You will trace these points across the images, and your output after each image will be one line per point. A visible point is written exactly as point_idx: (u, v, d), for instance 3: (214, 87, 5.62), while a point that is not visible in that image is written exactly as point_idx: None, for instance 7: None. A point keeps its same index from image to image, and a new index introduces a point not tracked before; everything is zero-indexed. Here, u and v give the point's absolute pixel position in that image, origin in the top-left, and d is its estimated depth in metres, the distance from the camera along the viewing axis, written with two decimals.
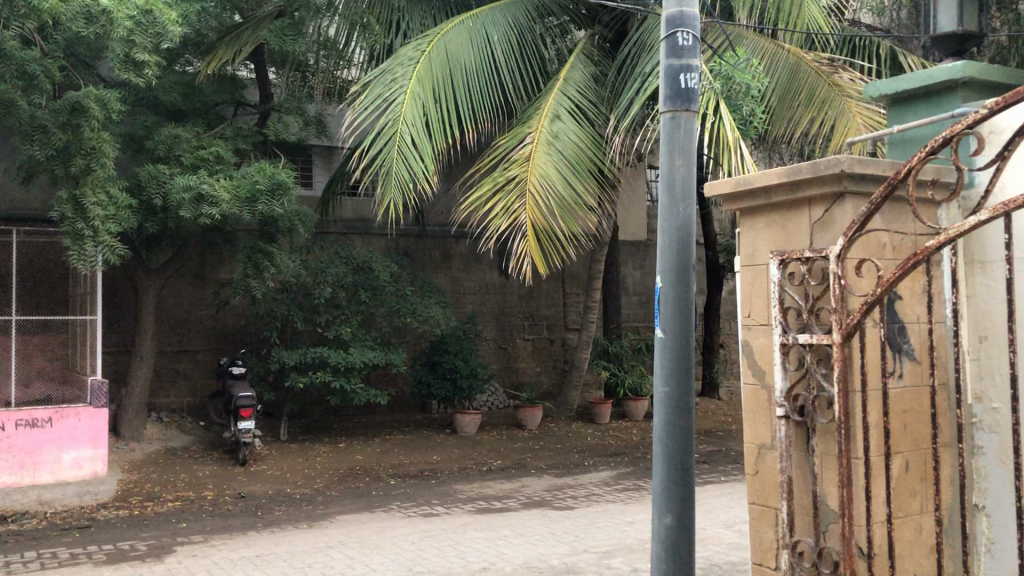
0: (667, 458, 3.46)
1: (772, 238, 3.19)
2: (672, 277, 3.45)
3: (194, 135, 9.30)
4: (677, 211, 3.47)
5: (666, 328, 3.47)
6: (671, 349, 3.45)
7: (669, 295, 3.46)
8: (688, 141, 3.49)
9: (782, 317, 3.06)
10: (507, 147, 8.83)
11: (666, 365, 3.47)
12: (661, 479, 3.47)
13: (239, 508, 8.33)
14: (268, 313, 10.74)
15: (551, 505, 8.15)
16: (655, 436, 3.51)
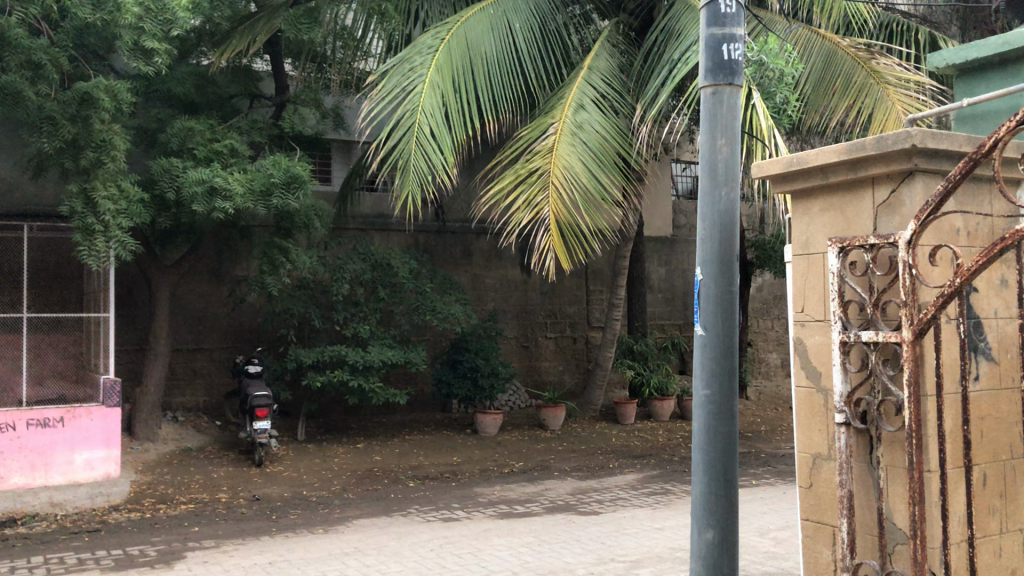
0: (707, 468, 3.15)
1: (830, 223, 3.11)
2: (714, 267, 3.14)
3: (208, 127, 9.07)
4: (718, 195, 3.17)
5: (706, 324, 3.15)
6: (713, 347, 3.14)
7: (710, 288, 3.15)
8: (731, 117, 3.18)
9: (842, 312, 2.85)
10: (529, 137, 8.54)
11: (705, 366, 3.16)
12: (701, 492, 3.16)
13: (254, 511, 8.08)
14: (285, 311, 10.51)
15: (576, 510, 7.85)
16: (695, 443, 3.19)
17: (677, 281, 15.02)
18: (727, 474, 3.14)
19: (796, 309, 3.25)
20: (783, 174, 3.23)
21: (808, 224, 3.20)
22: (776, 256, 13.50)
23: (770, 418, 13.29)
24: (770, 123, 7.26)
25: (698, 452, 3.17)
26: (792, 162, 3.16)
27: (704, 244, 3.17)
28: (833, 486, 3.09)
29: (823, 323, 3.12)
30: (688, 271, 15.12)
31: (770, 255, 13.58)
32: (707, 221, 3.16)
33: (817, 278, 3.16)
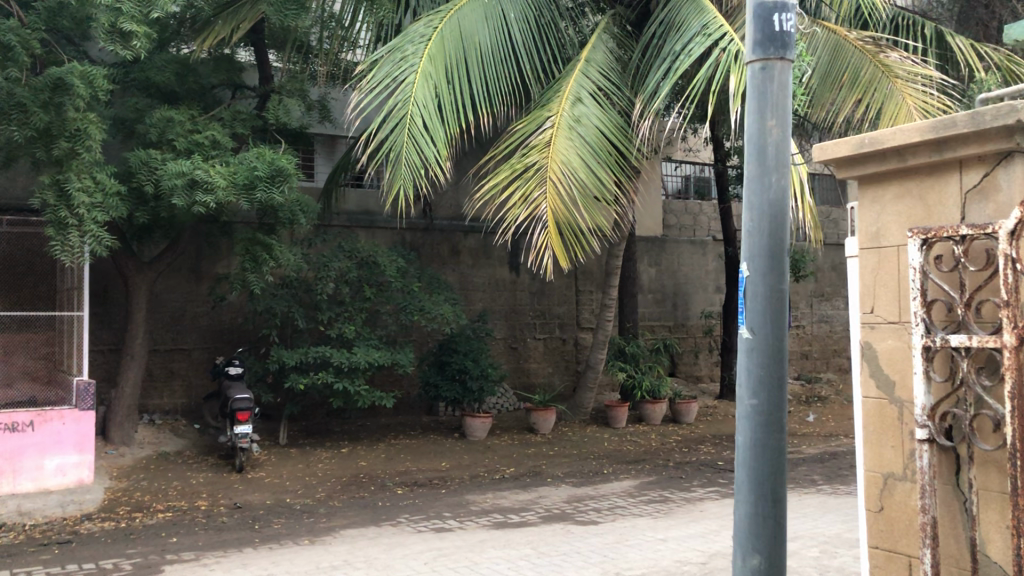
0: (753, 486, 2.86)
1: (905, 210, 3.32)
2: (765, 262, 2.90)
3: (189, 118, 8.68)
4: (768, 181, 2.94)
5: (753, 325, 2.89)
6: (761, 350, 2.87)
7: (759, 285, 2.90)
8: (782, 97, 2.99)
9: (926, 311, 3.07)
10: (525, 131, 8.21)
11: (753, 373, 2.88)
12: (747, 515, 2.87)
13: (234, 520, 7.68)
14: (267, 310, 10.11)
15: (573, 519, 7.53)
16: (738, 459, 2.91)
17: (668, 282, 14.77)
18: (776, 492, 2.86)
19: (865, 309, 3.46)
20: (850, 157, 3.45)
21: (881, 207, 3.42)
22: None
23: None
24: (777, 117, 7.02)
25: (743, 467, 2.89)
26: (860, 144, 3.38)
27: (753, 235, 2.93)
28: (908, 507, 3.32)
29: (896, 325, 3.32)
30: (679, 272, 14.88)
31: None
32: (757, 211, 2.93)
33: (889, 276, 3.37)
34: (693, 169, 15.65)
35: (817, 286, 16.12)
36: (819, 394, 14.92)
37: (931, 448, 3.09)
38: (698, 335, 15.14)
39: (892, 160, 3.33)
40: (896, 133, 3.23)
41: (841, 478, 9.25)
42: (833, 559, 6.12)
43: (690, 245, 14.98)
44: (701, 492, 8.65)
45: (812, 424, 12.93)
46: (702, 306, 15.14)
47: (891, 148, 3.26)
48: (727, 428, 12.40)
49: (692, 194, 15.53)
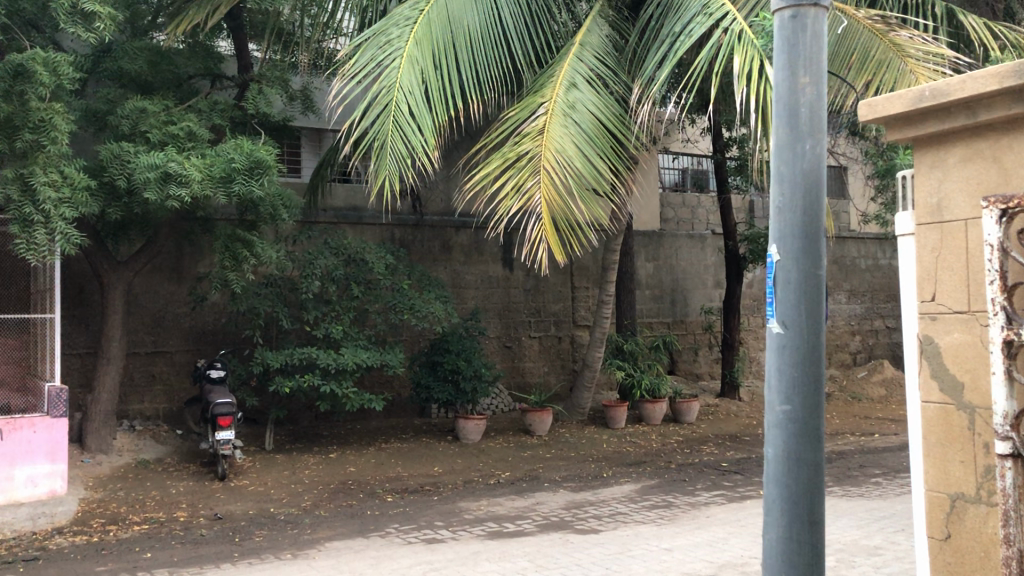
0: (785, 496, 2.80)
1: (973, 172, 3.25)
2: (799, 254, 2.82)
3: (163, 108, 8.25)
4: (802, 148, 2.87)
5: (785, 320, 2.82)
6: (793, 350, 2.80)
7: (792, 275, 2.83)
8: (816, 48, 2.91)
9: (1006, 301, 2.83)
10: (518, 119, 7.82)
11: (786, 377, 2.81)
12: (780, 535, 2.80)
13: (214, 533, 7.25)
14: (250, 310, 9.66)
15: (573, 527, 7.12)
16: (771, 472, 2.85)
17: (666, 277, 14.37)
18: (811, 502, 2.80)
19: (928, 296, 3.39)
20: (908, 113, 3.41)
21: (944, 172, 3.36)
22: None
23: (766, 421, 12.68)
24: None
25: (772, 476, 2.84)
26: (920, 97, 3.34)
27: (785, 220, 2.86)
28: (978, 525, 3.24)
29: (964, 314, 3.26)
30: (677, 267, 14.50)
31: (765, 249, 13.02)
32: (788, 196, 2.86)
33: (952, 259, 3.30)
34: (690, 161, 15.25)
35: None
36: None
37: (1015, 465, 2.83)
38: (697, 332, 14.75)
39: (957, 115, 3.26)
40: (963, 82, 3.16)
41: (852, 478, 8.88)
42: (853, 568, 5.72)
43: (688, 239, 14.60)
44: (707, 496, 8.24)
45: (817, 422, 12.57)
46: (701, 302, 14.76)
47: (956, 98, 3.20)
48: (729, 428, 12.03)
49: (689, 187, 15.15)
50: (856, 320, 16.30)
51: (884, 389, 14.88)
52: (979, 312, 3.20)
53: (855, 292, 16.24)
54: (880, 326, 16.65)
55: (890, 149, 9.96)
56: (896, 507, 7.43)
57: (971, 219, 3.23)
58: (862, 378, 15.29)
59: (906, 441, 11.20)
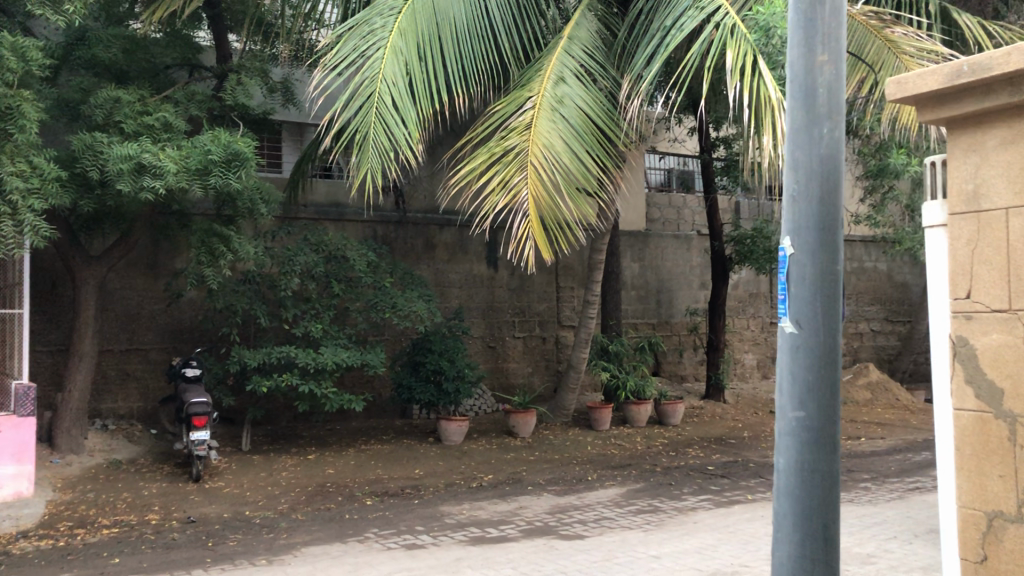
0: (797, 475, 3.12)
1: (1015, 154, 3.20)
2: (813, 246, 3.14)
3: (139, 98, 7.99)
4: (820, 133, 3.20)
5: (799, 320, 3.15)
6: (808, 351, 3.13)
7: (806, 267, 3.15)
8: (834, 45, 3.22)
9: None
10: (504, 113, 7.61)
11: (800, 378, 3.14)
12: (792, 522, 3.13)
13: (186, 537, 7.00)
14: (227, 308, 9.41)
15: (558, 533, 6.92)
16: (788, 465, 3.16)
17: (651, 277, 14.22)
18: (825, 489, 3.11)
19: (965, 293, 3.36)
20: (944, 90, 3.37)
21: (980, 159, 3.33)
22: (759, 250, 12.79)
23: (752, 424, 12.55)
24: (778, 97, 6.56)
25: (782, 455, 3.18)
26: (959, 72, 3.30)
27: (799, 213, 3.18)
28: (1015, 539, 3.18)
29: (1004, 314, 3.21)
30: (663, 267, 14.34)
31: (751, 250, 12.87)
32: (805, 189, 3.19)
33: (991, 255, 3.27)
34: (676, 161, 15.10)
35: None
36: None
37: None
38: (682, 333, 14.60)
39: (999, 91, 3.20)
40: (1008, 56, 3.12)
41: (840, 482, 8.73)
42: None
43: (674, 240, 14.45)
44: (694, 500, 8.06)
45: None
46: (686, 303, 14.61)
47: (999, 73, 3.14)
48: (714, 431, 11.89)
49: (675, 187, 14.99)
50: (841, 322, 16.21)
51: (870, 392, 14.70)
52: (1020, 311, 3.16)
53: None
54: (865, 329, 16.57)
55: (881, 149, 9.84)
56: (888, 513, 7.29)
57: (1014, 208, 3.19)
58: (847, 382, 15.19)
59: (893, 444, 11.08)
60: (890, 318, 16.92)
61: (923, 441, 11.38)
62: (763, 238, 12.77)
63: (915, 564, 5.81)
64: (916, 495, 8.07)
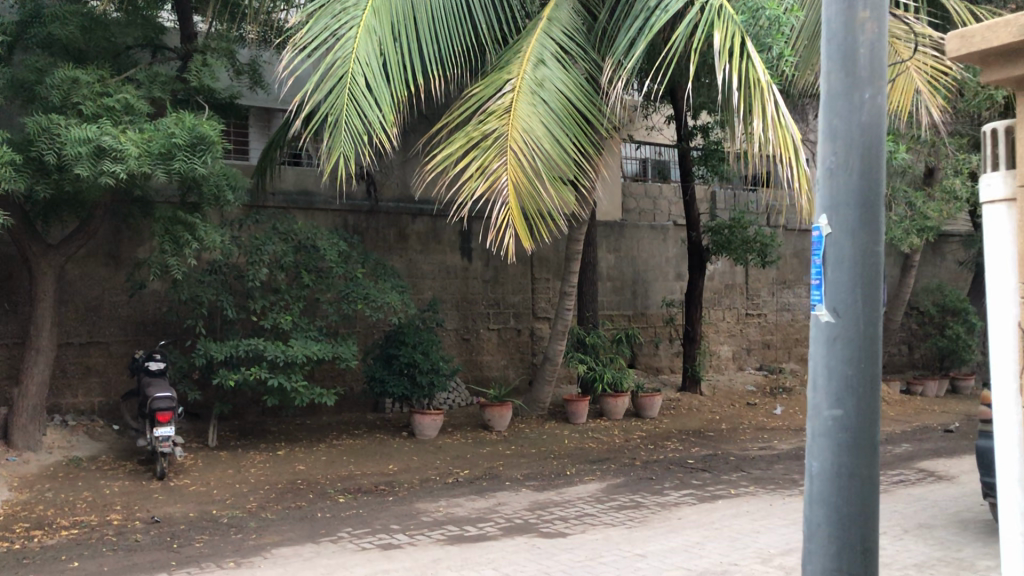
0: (835, 481, 3.04)
1: None
2: (854, 226, 3.08)
3: (98, 79, 7.61)
4: (860, 98, 3.14)
5: (838, 310, 3.07)
6: (845, 347, 3.06)
7: (846, 250, 3.08)
8: (874, 20, 3.14)
9: None
10: (482, 96, 7.34)
11: (837, 375, 3.06)
12: (826, 523, 3.06)
13: (149, 539, 6.67)
14: (192, 299, 9.06)
15: (539, 531, 6.68)
16: (824, 465, 3.08)
17: (627, 268, 14.04)
18: (863, 488, 3.03)
19: None
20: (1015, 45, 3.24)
21: None
22: (736, 241, 12.62)
23: (729, 416, 12.42)
24: (767, 79, 6.35)
25: (817, 460, 3.10)
26: None
27: (835, 190, 3.12)
28: None
29: None
30: (639, 258, 14.17)
31: (729, 240, 12.68)
32: (844, 163, 3.12)
33: None
34: (651, 151, 14.90)
35: (778, 274, 15.76)
36: (782, 383, 14.55)
37: None
38: (658, 325, 14.44)
39: None
40: None
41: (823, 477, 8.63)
42: None
43: (650, 230, 14.26)
44: (676, 495, 7.86)
45: (781, 418, 12.36)
46: (662, 295, 14.45)
47: None
48: (692, 423, 11.73)
49: (650, 177, 14.78)
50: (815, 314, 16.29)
51: None
52: None
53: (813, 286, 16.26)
54: None
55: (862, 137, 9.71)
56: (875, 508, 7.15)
57: None
58: None
59: None
60: None
61: (902, 433, 11.31)
62: (741, 228, 12.60)
63: (908, 560, 5.65)
64: (900, 489, 7.97)
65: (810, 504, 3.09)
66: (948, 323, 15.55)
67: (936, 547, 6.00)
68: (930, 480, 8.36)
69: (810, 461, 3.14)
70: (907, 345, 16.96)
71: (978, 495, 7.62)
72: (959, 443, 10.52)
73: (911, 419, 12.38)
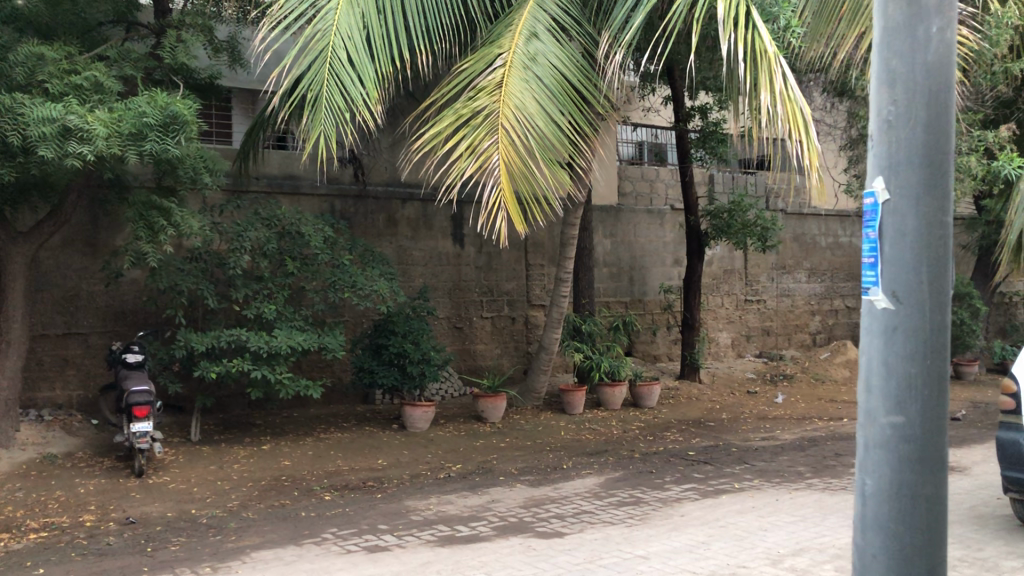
0: (893, 503, 2.57)
1: None
2: (918, 190, 2.56)
3: (64, 55, 7.20)
4: (926, 32, 2.59)
5: (901, 292, 2.56)
6: (907, 340, 2.55)
7: (909, 221, 2.56)
8: None
9: None
10: (472, 71, 6.97)
11: (897, 373, 2.56)
12: (885, 551, 2.58)
13: (122, 542, 6.30)
14: (171, 288, 8.66)
15: (533, 530, 6.32)
16: (882, 484, 2.59)
17: (624, 254, 13.68)
18: (928, 510, 2.55)
19: None
20: None
21: None
22: (736, 224, 12.24)
23: (729, 405, 12.08)
24: (774, 50, 5.97)
25: (871, 478, 2.62)
26: None
27: (896, 146, 2.59)
28: None
29: None
30: (635, 243, 13.80)
31: (728, 224, 12.31)
32: (906, 113, 2.59)
33: None
34: (648, 133, 14.55)
35: (779, 259, 15.40)
36: (782, 370, 14.22)
37: None
38: (655, 312, 14.09)
39: None
40: None
41: (831, 470, 8.31)
42: None
43: (647, 214, 13.87)
44: (678, 490, 7.50)
45: (783, 407, 12.04)
46: (660, 281, 14.08)
47: None
48: (692, 413, 11.39)
49: (647, 160, 14.46)
50: (815, 299, 15.99)
51: (848, 371, 14.28)
52: None
53: (814, 270, 15.92)
54: (838, 306, 16.34)
55: None
56: None
57: None
58: (825, 359, 14.74)
59: None
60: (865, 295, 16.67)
61: None
62: (741, 210, 12.22)
63: None
64: None
65: (866, 530, 2.61)
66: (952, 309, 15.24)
67: (956, 546, 5.67)
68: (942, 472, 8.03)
69: (862, 477, 2.66)
70: None
71: (993, 488, 7.29)
72: (968, 432, 10.20)
73: None
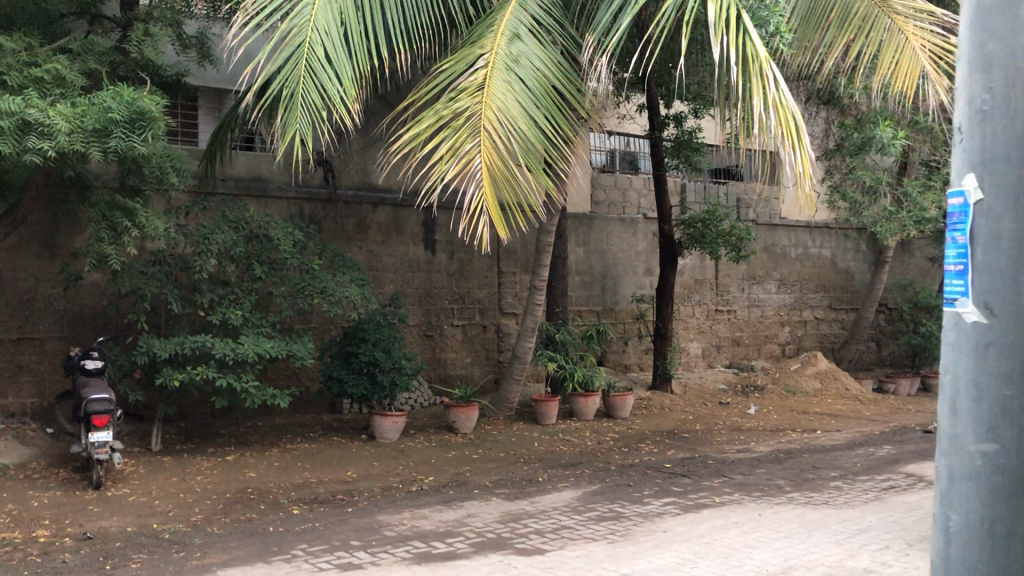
0: (984, 542, 2.39)
1: None
2: (1015, 189, 2.38)
3: (25, 47, 6.87)
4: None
5: (999, 310, 2.38)
6: (1006, 362, 2.36)
7: (1006, 225, 2.38)
8: None
9: None
10: (452, 72, 6.77)
11: (997, 401, 2.37)
12: None
13: (80, 559, 5.97)
14: (134, 293, 8.34)
15: (513, 547, 6.10)
16: (972, 521, 2.41)
17: (596, 262, 13.54)
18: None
19: None
20: None
21: None
22: (711, 233, 12.14)
23: (702, 416, 11.96)
24: (766, 54, 5.85)
25: (957, 512, 2.44)
26: None
27: (992, 140, 2.42)
28: None
29: None
30: (608, 252, 13.66)
31: (703, 233, 12.20)
32: (1004, 104, 2.41)
33: None
34: (620, 141, 14.25)
35: (749, 269, 15.36)
36: (753, 380, 14.14)
37: None
38: (627, 321, 13.96)
39: None
40: None
41: (810, 483, 8.18)
42: None
43: (619, 223, 13.75)
44: (658, 504, 7.33)
45: (755, 418, 11.95)
46: (631, 290, 13.95)
47: None
48: (666, 424, 11.25)
49: (619, 168, 14.19)
50: (785, 310, 15.94)
51: (819, 382, 14.23)
52: None
53: (784, 281, 15.88)
54: (808, 317, 16.31)
55: None
56: (872, 519, 6.73)
57: None
58: (795, 370, 14.61)
59: (850, 439, 10.65)
60: (834, 306, 16.69)
61: (880, 434, 10.96)
62: (717, 219, 12.12)
63: None
64: (893, 496, 7.56)
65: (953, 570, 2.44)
66: (920, 321, 15.30)
67: None
68: (923, 486, 7.95)
69: (947, 511, 2.48)
70: (876, 343, 16.75)
71: None
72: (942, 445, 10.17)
73: (888, 420, 12.05)
